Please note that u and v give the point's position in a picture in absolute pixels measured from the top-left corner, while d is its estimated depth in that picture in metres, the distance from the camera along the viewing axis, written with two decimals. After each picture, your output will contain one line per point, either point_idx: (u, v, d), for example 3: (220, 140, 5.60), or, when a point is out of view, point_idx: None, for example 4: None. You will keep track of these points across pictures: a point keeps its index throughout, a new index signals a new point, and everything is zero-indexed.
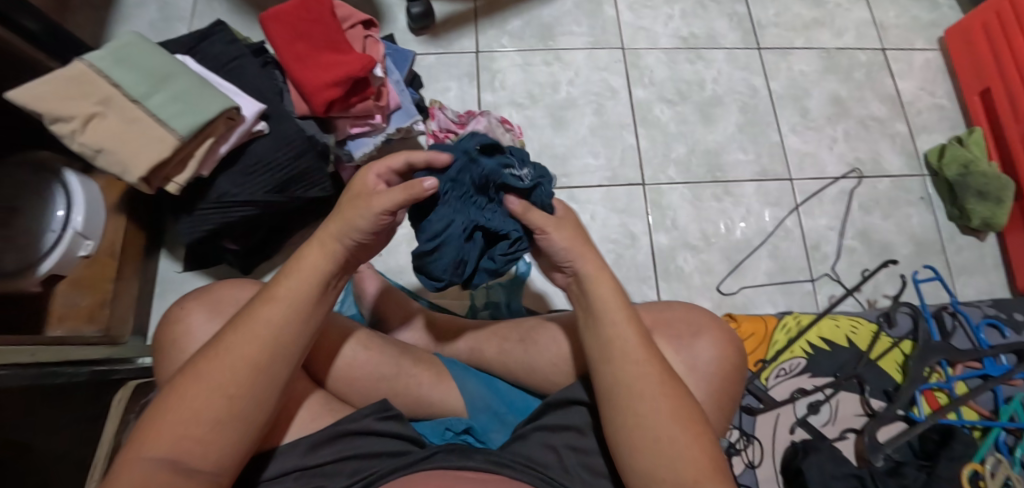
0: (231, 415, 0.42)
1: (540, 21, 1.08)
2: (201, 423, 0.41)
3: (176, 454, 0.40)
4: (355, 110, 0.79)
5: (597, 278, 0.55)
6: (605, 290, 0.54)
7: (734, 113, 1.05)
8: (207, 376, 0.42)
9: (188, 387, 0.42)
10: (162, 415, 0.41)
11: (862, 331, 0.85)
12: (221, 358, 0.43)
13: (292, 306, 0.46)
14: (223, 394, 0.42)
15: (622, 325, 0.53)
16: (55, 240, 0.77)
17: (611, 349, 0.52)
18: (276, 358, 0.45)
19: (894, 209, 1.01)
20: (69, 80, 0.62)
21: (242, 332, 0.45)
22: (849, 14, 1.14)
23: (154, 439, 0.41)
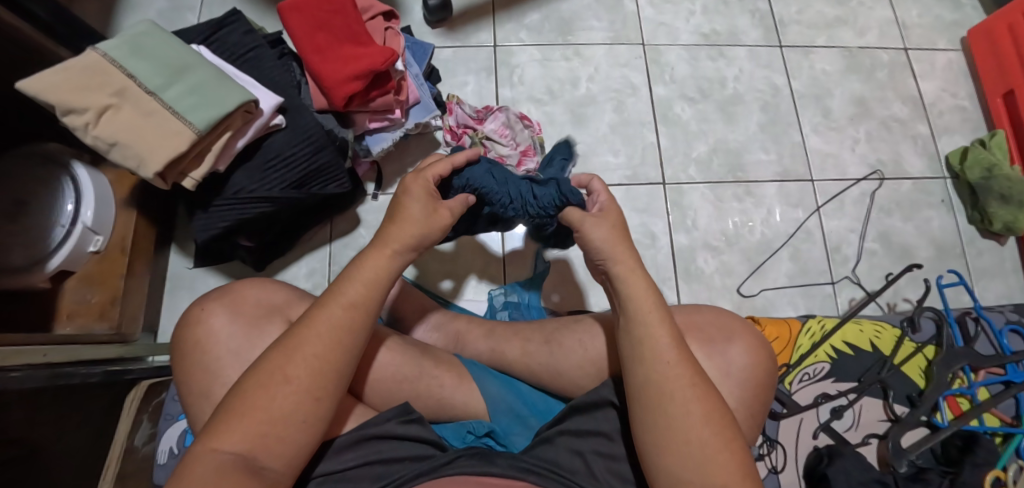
0: (308, 408, 0.44)
1: (559, 15, 1.06)
2: (283, 415, 0.43)
3: (251, 450, 0.42)
4: (375, 105, 0.77)
5: (632, 278, 0.54)
6: (637, 286, 0.53)
7: (756, 112, 1.03)
8: (286, 376, 0.44)
9: (266, 385, 0.44)
10: (237, 413, 0.42)
11: (885, 336, 0.84)
12: (297, 359, 0.45)
13: (354, 307, 0.48)
14: (303, 394, 0.44)
15: (656, 324, 0.51)
16: (64, 235, 0.75)
17: (641, 347, 0.50)
18: (346, 360, 0.47)
19: (915, 212, 1.00)
20: (81, 70, 0.59)
21: (313, 333, 0.46)
22: (871, 13, 1.12)
23: (229, 434, 0.42)
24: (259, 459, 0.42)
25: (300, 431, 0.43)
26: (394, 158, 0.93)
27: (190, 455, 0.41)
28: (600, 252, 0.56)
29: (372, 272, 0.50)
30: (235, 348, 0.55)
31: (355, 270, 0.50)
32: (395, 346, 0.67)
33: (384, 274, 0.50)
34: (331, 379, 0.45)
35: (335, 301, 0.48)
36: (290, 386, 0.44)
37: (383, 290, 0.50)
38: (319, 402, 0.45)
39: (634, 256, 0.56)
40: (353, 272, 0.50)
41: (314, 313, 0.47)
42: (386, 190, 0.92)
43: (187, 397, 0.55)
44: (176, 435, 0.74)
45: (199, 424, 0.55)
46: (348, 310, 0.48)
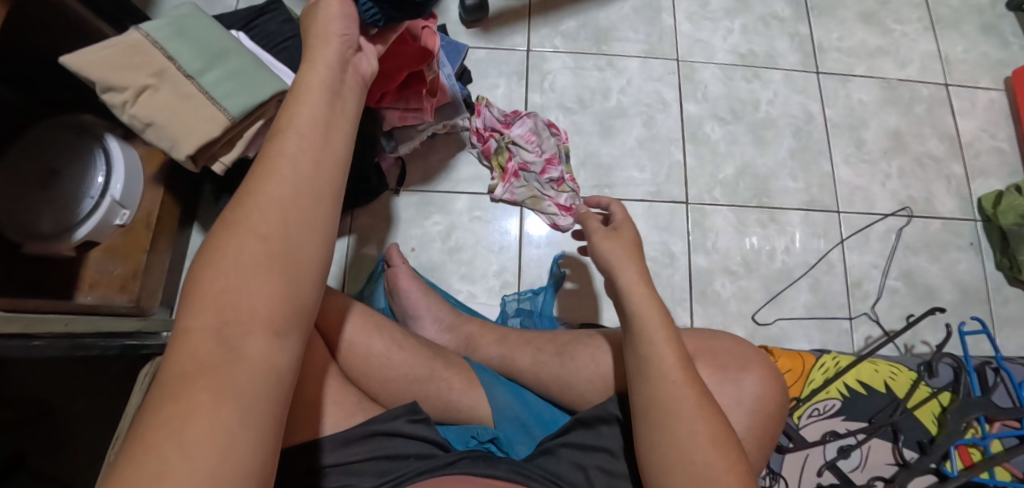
0: (293, 273, 0.33)
1: (595, 24, 1.05)
2: (256, 292, 0.32)
3: (229, 320, 0.31)
4: (408, 104, 0.77)
5: (642, 300, 0.52)
6: (646, 305, 0.52)
7: (787, 138, 1.02)
8: (242, 232, 0.33)
9: (223, 244, 0.32)
10: (197, 286, 0.32)
11: (901, 378, 0.82)
12: (254, 206, 0.33)
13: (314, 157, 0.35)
14: (265, 240, 0.33)
15: (661, 342, 0.50)
16: (93, 207, 0.75)
17: (647, 363, 0.50)
18: (321, 181, 0.36)
19: (942, 252, 0.98)
20: (122, 48, 0.59)
21: (266, 174, 0.34)
22: (915, 45, 1.10)
23: (192, 314, 0.31)
24: (238, 329, 0.31)
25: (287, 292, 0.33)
26: (419, 156, 0.94)
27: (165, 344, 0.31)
28: (616, 265, 0.55)
29: (306, 113, 0.37)
30: None
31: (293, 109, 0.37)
32: (408, 346, 0.67)
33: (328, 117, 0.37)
34: (308, 217, 0.34)
35: (280, 140, 0.35)
36: (253, 239, 0.33)
37: (345, 128, 0.39)
38: (305, 243, 0.34)
39: (645, 274, 0.54)
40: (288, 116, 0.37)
41: (260, 159, 0.35)
42: (408, 187, 0.92)
43: None
44: None
45: None
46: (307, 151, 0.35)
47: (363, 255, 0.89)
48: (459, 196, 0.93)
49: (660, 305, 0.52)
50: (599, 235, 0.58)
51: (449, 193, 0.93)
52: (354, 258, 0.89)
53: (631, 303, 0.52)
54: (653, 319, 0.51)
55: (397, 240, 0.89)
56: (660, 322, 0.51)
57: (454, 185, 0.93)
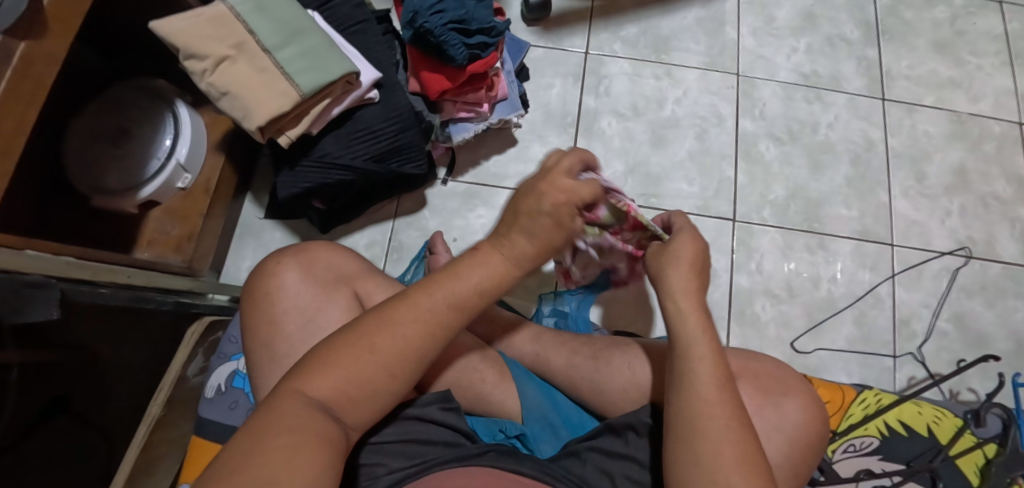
0: (377, 395, 0.41)
1: (656, 32, 1.04)
2: (352, 395, 0.40)
3: (327, 405, 0.39)
4: (467, 98, 0.78)
5: (689, 312, 0.51)
6: (691, 317, 0.51)
7: (844, 164, 0.99)
8: (374, 346, 0.41)
9: (355, 346, 0.41)
10: (326, 365, 0.40)
11: (945, 423, 0.78)
12: (389, 331, 0.42)
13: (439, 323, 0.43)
14: (383, 366, 0.41)
15: (701, 360, 0.48)
16: (159, 167, 0.78)
17: (682, 377, 0.48)
18: (431, 339, 0.43)
19: (999, 298, 0.93)
20: (208, 19, 0.61)
21: (404, 318, 0.42)
22: (990, 80, 1.05)
23: (311, 384, 0.39)
24: (329, 418, 0.39)
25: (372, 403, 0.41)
26: (470, 147, 0.95)
27: (273, 396, 0.39)
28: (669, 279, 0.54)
29: (469, 271, 0.45)
30: (302, 306, 0.58)
31: (466, 267, 0.46)
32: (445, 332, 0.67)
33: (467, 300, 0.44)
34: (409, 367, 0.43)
35: (432, 291, 0.44)
36: (376, 354, 0.41)
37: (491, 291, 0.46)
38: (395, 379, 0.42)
39: (698, 288, 0.53)
40: (447, 271, 0.46)
41: (405, 300, 0.43)
42: (456, 178, 0.93)
43: (250, 340, 0.59)
44: (225, 373, 0.75)
45: (257, 371, 0.58)
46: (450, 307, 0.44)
47: (406, 239, 0.90)
48: (505, 192, 0.93)
49: (707, 324, 0.50)
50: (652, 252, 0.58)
51: (495, 187, 0.94)
52: (396, 242, 0.90)
53: (675, 312, 0.52)
54: (695, 332, 0.49)
55: (441, 229, 0.91)
56: (700, 333, 0.49)
57: (501, 181, 0.94)
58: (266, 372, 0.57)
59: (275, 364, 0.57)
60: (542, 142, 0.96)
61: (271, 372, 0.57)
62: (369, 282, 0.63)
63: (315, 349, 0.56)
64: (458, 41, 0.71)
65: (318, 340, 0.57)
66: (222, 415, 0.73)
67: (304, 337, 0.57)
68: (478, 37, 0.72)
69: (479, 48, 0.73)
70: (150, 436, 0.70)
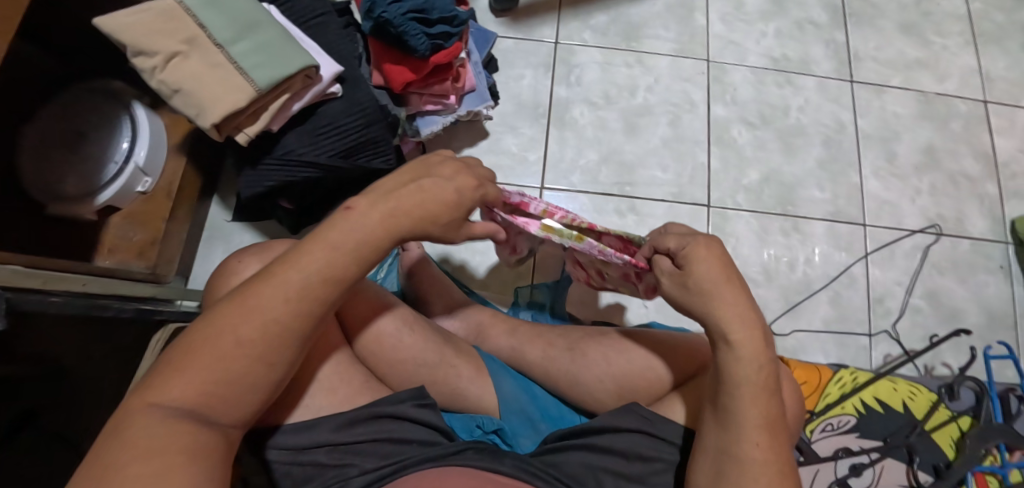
0: (255, 385, 0.38)
1: (626, 20, 1.03)
2: (223, 392, 0.37)
3: (195, 407, 0.36)
4: (432, 90, 0.77)
5: (745, 346, 0.43)
6: (748, 350, 0.43)
7: (816, 147, 0.99)
8: (237, 337, 0.37)
9: (214, 344, 0.37)
10: (184, 365, 0.36)
11: (920, 399, 0.80)
12: (252, 317, 0.38)
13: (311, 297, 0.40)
14: (251, 356, 0.38)
15: (751, 400, 0.43)
16: (116, 172, 0.75)
17: (729, 416, 0.43)
18: (308, 317, 0.40)
19: (970, 274, 0.95)
20: (156, 14, 0.59)
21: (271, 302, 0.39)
22: (955, 59, 1.07)
23: (170, 388, 0.36)
24: (202, 419, 0.36)
25: (249, 395, 0.38)
26: (441, 141, 0.94)
27: (128, 406, 0.35)
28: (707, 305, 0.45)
29: (340, 238, 0.41)
30: None
31: (331, 232, 0.42)
32: (418, 329, 0.65)
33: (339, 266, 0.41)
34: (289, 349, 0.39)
35: (297, 264, 0.40)
36: (242, 345, 0.37)
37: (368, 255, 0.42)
38: (274, 366, 0.39)
39: (748, 307, 0.44)
40: (315, 238, 0.42)
41: (269, 277, 0.39)
42: None
43: None
44: None
45: None
46: (322, 278, 0.40)
47: None
48: None
49: (764, 354, 0.44)
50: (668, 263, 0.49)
51: None
52: None
53: (724, 340, 0.44)
54: (748, 364, 0.43)
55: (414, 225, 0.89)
56: (757, 370, 0.43)
57: None
58: None
59: None
60: (514, 134, 0.95)
61: None
62: None
63: None
64: (418, 31, 0.69)
65: None
66: None
67: None
68: (441, 26, 0.71)
69: (441, 39, 0.72)
70: None
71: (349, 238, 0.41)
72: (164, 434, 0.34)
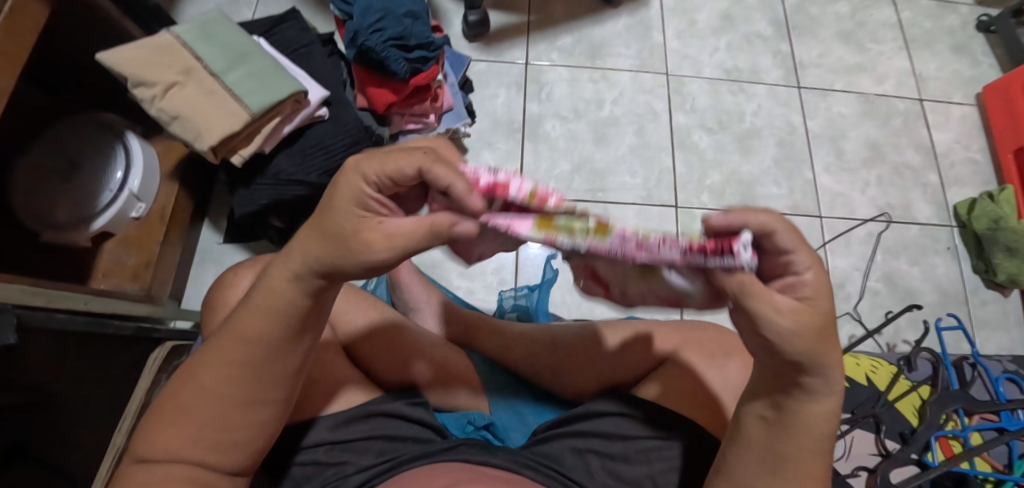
0: (222, 447, 0.39)
1: (590, 40, 1.12)
2: (194, 456, 0.39)
3: (170, 472, 0.38)
4: (414, 110, 0.83)
5: (824, 398, 0.35)
6: (826, 406, 0.36)
7: (771, 147, 1.07)
8: (182, 409, 0.38)
9: (169, 415, 0.38)
10: (150, 436, 0.39)
11: (882, 371, 0.86)
12: (197, 387, 0.38)
13: (253, 360, 0.38)
14: (193, 424, 0.38)
15: (812, 450, 0.37)
16: (110, 199, 0.79)
17: (782, 462, 0.38)
18: (258, 378, 0.39)
19: (921, 256, 1.02)
20: (155, 49, 0.65)
21: (208, 369, 0.38)
22: (890, 63, 1.17)
23: (144, 455, 0.39)
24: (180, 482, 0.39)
25: (216, 457, 0.39)
26: None
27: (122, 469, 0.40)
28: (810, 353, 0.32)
29: (269, 295, 0.37)
30: None
31: (260, 287, 0.37)
32: (409, 330, 0.69)
33: (274, 329, 0.37)
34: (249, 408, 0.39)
35: (232, 325, 0.38)
36: (188, 416, 0.38)
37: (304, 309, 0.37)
38: (233, 429, 0.39)
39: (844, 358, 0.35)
40: (255, 294, 0.38)
41: (214, 341, 0.39)
42: None
43: None
44: None
45: None
46: (257, 344, 0.37)
47: None
48: None
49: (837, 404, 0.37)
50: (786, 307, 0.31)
51: None
52: None
53: (804, 391, 0.35)
54: (814, 418, 0.36)
55: None
56: (827, 423, 0.36)
57: None
58: None
59: None
60: (491, 149, 1.01)
61: None
62: None
63: None
64: (397, 56, 0.75)
65: None
66: None
67: None
68: (418, 51, 0.77)
69: (419, 63, 0.78)
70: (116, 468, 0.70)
71: (282, 293, 0.36)
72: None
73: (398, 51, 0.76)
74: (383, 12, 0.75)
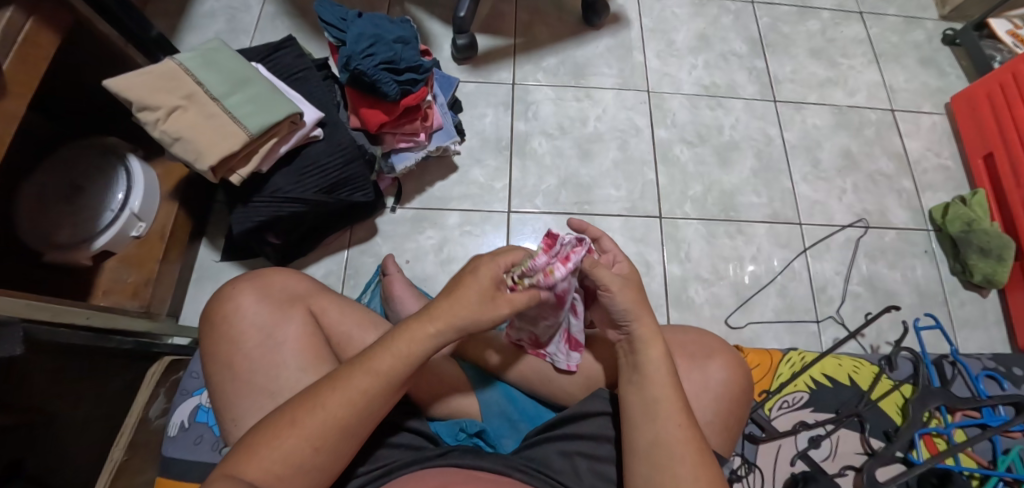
0: (307, 470, 0.48)
1: (573, 61, 1.17)
2: (284, 473, 0.47)
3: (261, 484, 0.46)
4: (405, 129, 0.87)
5: (650, 341, 0.58)
6: (655, 353, 0.57)
7: (749, 159, 1.11)
8: (295, 423, 0.48)
9: (281, 430, 0.47)
10: (257, 447, 0.47)
11: (864, 371, 0.88)
12: (312, 410, 0.48)
13: (365, 396, 0.50)
14: (304, 442, 0.47)
15: (666, 387, 0.55)
16: (112, 219, 0.82)
17: (653, 407, 0.54)
18: (361, 416, 0.50)
19: (899, 259, 1.05)
20: (159, 75, 0.69)
21: (330, 398, 0.49)
22: (861, 76, 1.22)
23: (245, 465, 0.46)
24: None
25: (301, 478, 0.47)
26: (414, 177, 1.03)
27: (214, 476, 0.46)
28: (629, 312, 0.59)
29: (400, 346, 0.51)
30: (259, 325, 0.62)
31: (394, 341, 0.52)
32: None
33: (389, 375, 0.50)
34: (342, 441, 0.49)
35: (363, 368, 0.50)
36: (296, 431, 0.47)
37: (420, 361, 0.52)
38: (326, 454, 0.48)
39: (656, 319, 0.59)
40: (386, 344, 0.52)
41: (336, 377, 0.50)
42: (403, 205, 1.01)
43: (211, 365, 0.62)
44: (188, 409, 0.78)
45: (220, 391, 0.62)
46: (374, 379, 0.50)
47: (361, 266, 0.96)
48: (451, 213, 1.01)
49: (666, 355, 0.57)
50: (614, 283, 0.59)
51: (441, 210, 1.01)
52: (352, 269, 0.96)
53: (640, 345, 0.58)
54: (654, 363, 0.56)
55: (393, 253, 0.97)
56: (664, 365, 0.56)
57: (446, 203, 1.02)
58: (229, 390, 0.61)
59: (236, 380, 0.60)
60: (480, 166, 1.05)
61: (234, 389, 0.60)
62: (323, 298, 0.68)
63: (275, 363, 0.60)
64: (389, 78, 0.79)
65: (275, 356, 0.61)
66: (188, 452, 0.75)
67: (265, 352, 0.61)
68: (408, 74, 0.81)
69: (409, 84, 0.82)
70: (113, 482, 0.71)
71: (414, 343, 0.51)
72: None
73: (389, 74, 0.80)
74: (375, 38, 0.80)
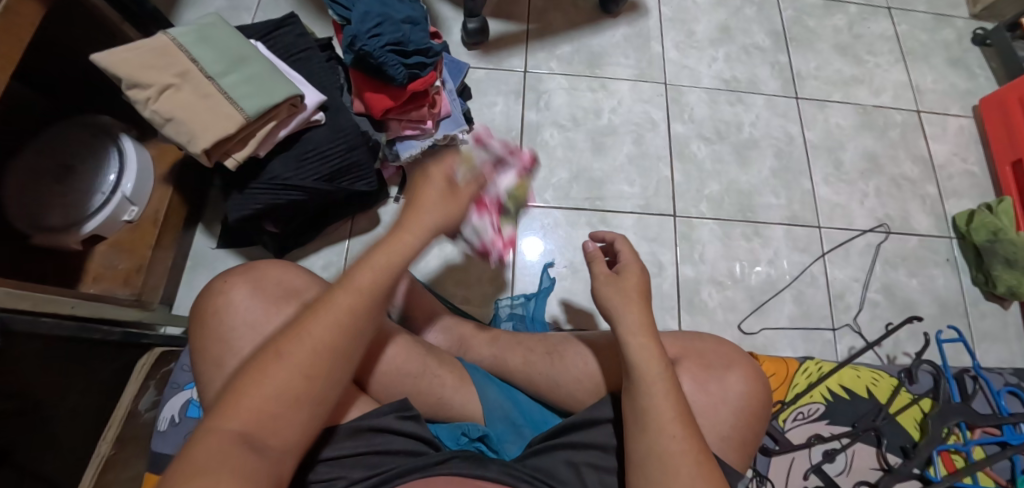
0: (304, 403, 0.41)
1: (589, 49, 1.12)
2: (278, 416, 0.40)
3: (252, 429, 0.39)
4: (411, 116, 0.82)
5: (643, 341, 0.53)
6: (649, 354, 0.53)
7: (769, 158, 1.07)
8: (281, 354, 0.41)
9: (263, 368, 0.41)
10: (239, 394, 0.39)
11: (883, 384, 0.85)
12: (296, 337, 0.42)
13: (352, 315, 0.44)
14: (295, 374, 0.41)
15: (662, 394, 0.50)
16: (103, 202, 0.78)
17: (644, 414, 0.50)
18: (349, 339, 0.44)
19: (920, 268, 1.02)
20: (151, 50, 0.65)
21: (310, 322, 0.43)
22: (888, 75, 1.17)
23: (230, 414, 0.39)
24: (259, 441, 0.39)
25: (300, 410, 0.41)
26: None
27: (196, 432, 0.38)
28: (621, 310, 0.56)
29: (377, 261, 0.47)
30: (251, 321, 0.58)
31: (366, 257, 0.47)
32: (402, 341, 0.64)
33: (373, 287, 0.45)
34: (337, 366, 0.43)
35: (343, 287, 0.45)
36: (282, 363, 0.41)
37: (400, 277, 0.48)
38: (324, 384, 0.42)
39: (650, 320, 0.55)
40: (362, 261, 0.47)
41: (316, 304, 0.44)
42: (408, 196, 0.97)
43: (199, 363, 0.59)
44: (179, 404, 0.74)
45: (208, 391, 0.58)
46: (358, 296, 0.45)
47: (362, 258, 0.92)
48: None
49: (662, 355, 0.53)
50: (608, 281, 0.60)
51: None
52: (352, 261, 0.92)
53: (635, 347, 0.53)
54: (638, 371, 0.52)
55: (395, 246, 0.93)
56: (658, 367, 0.52)
57: None
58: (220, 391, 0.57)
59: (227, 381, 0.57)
60: None
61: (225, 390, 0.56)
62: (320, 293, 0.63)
63: None
64: (395, 61, 0.75)
65: None
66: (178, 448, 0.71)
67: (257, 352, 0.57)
68: (416, 57, 0.77)
69: (417, 68, 0.78)
70: (99, 479, 0.68)
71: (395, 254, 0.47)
72: (225, 452, 0.36)
73: (395, 56, 0.75)
74: (382, 17, 0.75)
